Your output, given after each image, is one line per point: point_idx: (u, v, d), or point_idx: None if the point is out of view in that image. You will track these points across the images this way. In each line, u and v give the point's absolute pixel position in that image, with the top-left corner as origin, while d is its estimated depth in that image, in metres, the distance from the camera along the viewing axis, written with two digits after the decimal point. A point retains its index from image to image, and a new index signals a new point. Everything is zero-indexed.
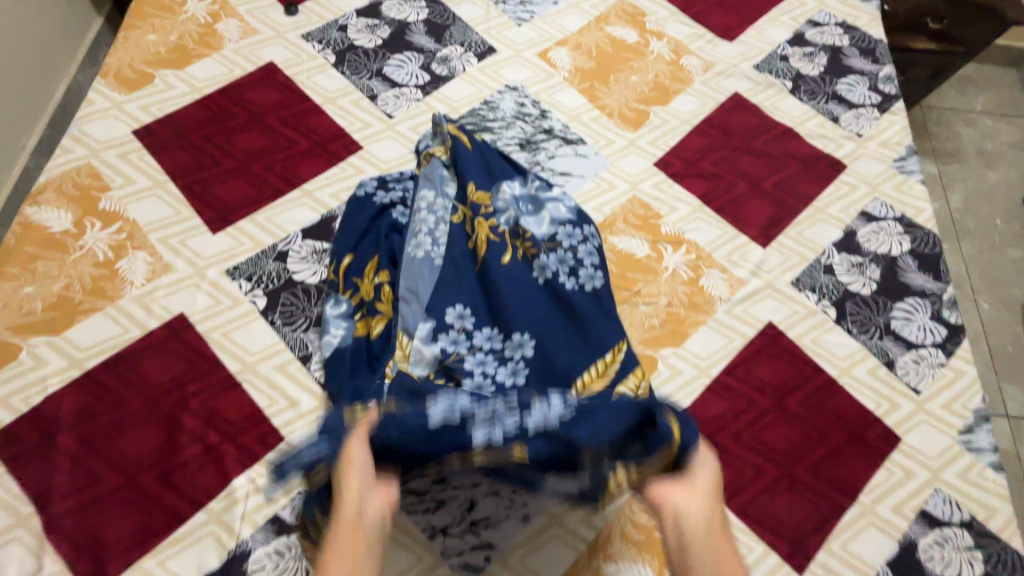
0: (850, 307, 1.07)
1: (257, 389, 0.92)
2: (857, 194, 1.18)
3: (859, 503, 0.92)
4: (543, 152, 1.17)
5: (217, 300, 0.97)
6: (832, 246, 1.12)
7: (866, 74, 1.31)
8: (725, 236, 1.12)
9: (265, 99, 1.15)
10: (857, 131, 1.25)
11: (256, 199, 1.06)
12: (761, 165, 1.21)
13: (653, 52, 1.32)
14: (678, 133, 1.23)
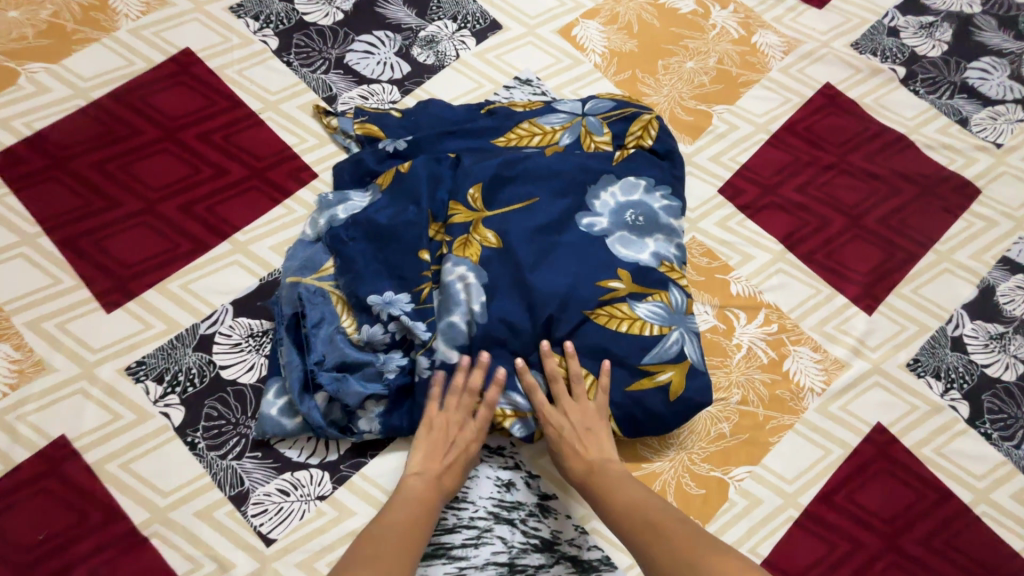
0: (988, 401, 0.78)
1: (173, 546, 0.65)
2: (995, 233, 0.87)
3: None
4: None
5: (112, 415, 0.69)
6: (961, 310, 0.82)
7: (1005, 56, 0.97)
8: (817, 297, 0.82)
9: (179, 107, 0.83)
10: (994, 139, 0.92)
11: (169, 258, 0.76)
12: (865, 190, 0.89)
13: (715, 26, 0.97)
14: (750, 145, 0.90)
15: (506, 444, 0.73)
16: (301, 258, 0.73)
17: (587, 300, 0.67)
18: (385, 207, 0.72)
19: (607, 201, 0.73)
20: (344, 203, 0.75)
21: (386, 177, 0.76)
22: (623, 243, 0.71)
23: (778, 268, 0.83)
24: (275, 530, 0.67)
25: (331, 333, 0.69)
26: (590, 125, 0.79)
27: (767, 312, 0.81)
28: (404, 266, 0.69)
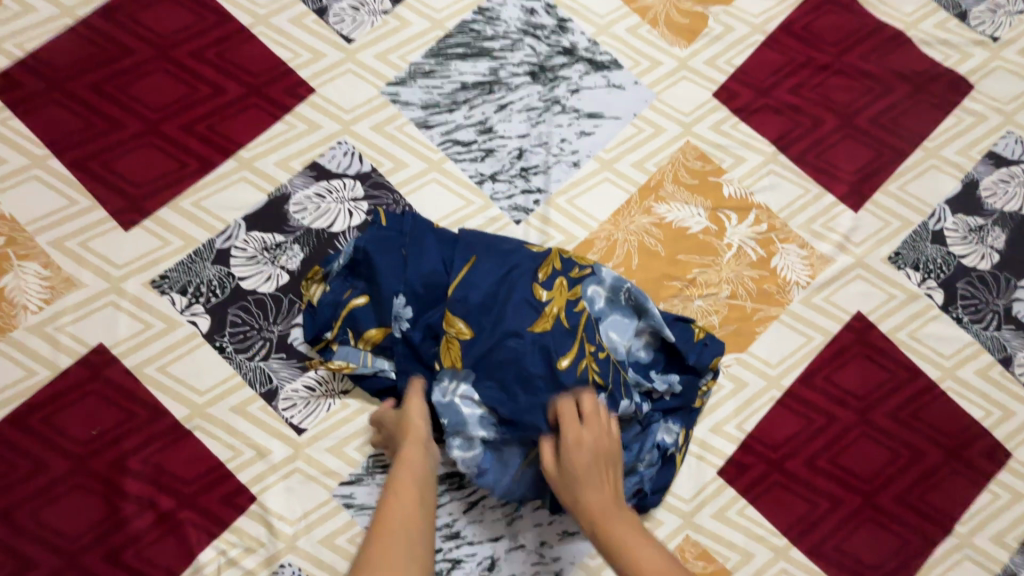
0: (962, 288, 0.83)
1: (214, 437, 0.72)
2: (982, 128, 0.89)
3: (954, 535, 0.77)
4: (563, 84, 0.86)
5: (144, 324, 0.74)
6: (944, 204, 0.86)
7: None
8: (806, 197, 0.86)
9: (168, 23, 0.81)
10: (991, 33, 0.91)
11: (177, 176, 0.78)
12: (859, 90, 0.89)
13: None
14: (746, 46, 0.90)
15: None
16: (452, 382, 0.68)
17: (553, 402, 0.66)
18: (392, 263, 0.71)
19: (599, 297, 0.72)
20: (367, 277, 0.72)
21: (460, 277, 0.68)
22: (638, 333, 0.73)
23: (770, 169, 0.86)
24: (306, 420, 0.74)
25: (335, 296, 0.73)
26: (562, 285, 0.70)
27: (757, 212, 0.84)
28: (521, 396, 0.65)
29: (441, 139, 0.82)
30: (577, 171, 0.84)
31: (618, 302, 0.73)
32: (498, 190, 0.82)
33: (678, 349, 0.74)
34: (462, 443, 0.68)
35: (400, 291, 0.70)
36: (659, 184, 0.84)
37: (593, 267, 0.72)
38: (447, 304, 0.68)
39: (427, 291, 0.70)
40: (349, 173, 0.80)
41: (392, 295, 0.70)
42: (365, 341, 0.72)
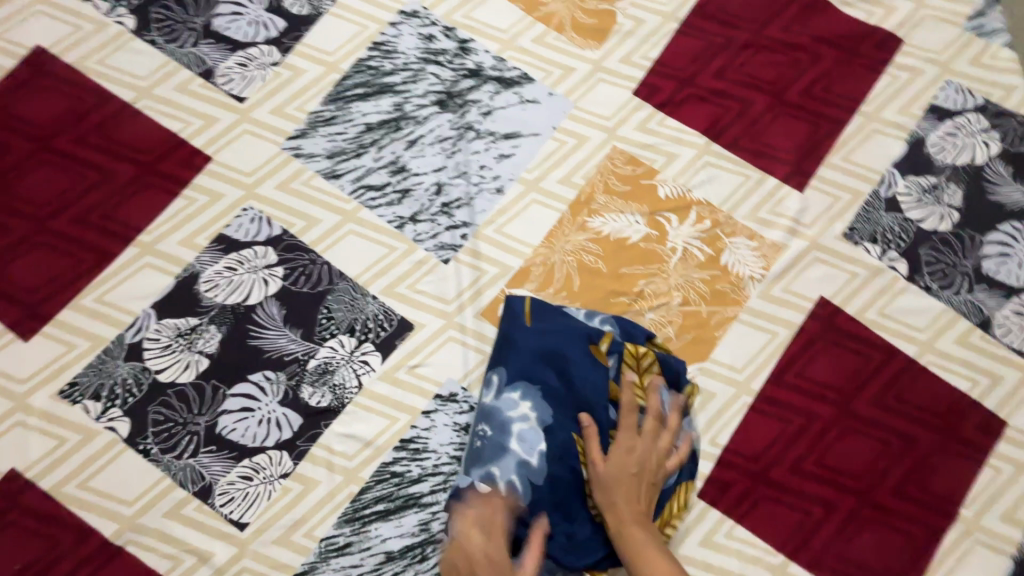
0: (926, 254, 0.79)
1: (149, 549, 0.66)
2: (920, 83, 0.84)
3: (961, 521, 0.71)
4: (474, 108, 0.81)
5: (57, 439, 0.68)
6: (893, 169, 0.81)
7: None
8: (747, 184, 0.81)
9: (47, 114, 0.77)
10: None
11: (75, 274, 0.73)
12: (786, 64, 0.85)
13: None
14: (659, 39, 0.85)
15: (458, 391, 0.72)
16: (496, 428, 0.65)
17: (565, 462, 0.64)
18: (308, 316, 0.73)
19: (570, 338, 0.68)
20: (295, 328, 0.73)
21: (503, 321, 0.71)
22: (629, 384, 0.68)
23: (705, 162, 0.81)
24: (247, 514, 0.68)
25: (296, 337, 0.72)
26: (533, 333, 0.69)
27: (698, 209, 0.79)
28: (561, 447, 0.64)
29: (352, 187, 0.77)
30: (502, 197, 0.79)
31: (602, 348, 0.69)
32: (421, 231, 0.77)
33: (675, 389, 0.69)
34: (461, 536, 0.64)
35: (336, 329, 0.73)
36: (589, 197, 0.79)
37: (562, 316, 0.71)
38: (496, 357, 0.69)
39: (498, 352, 0.69)
40: (261, 239, 0.75)
41: (338, 334, 0.73)
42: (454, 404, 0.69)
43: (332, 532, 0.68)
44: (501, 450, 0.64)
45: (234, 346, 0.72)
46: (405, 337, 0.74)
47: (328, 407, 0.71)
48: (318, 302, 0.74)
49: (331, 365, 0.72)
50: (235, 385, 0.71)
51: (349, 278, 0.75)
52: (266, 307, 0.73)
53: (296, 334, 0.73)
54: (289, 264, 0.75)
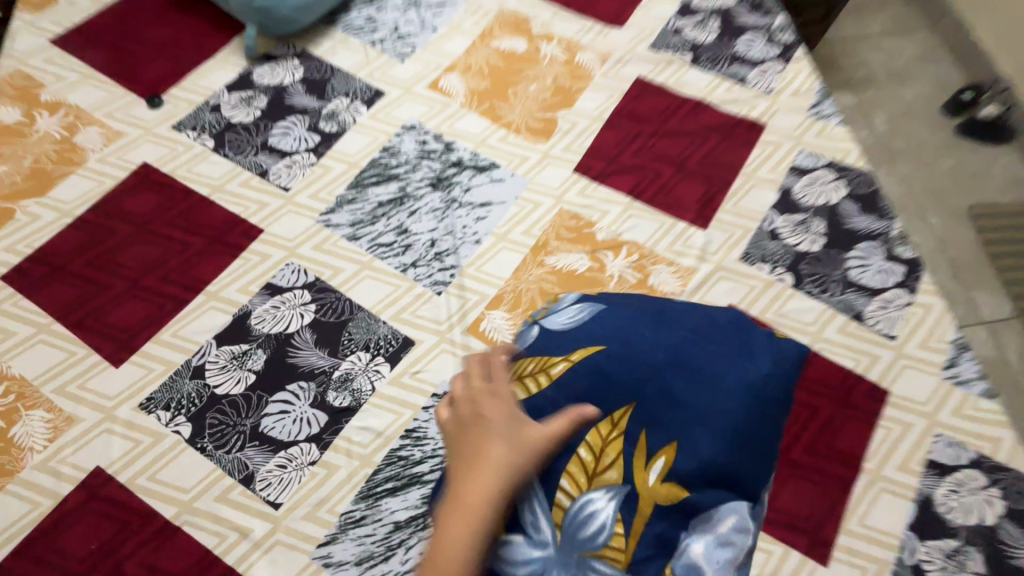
0: (805, 268, 1.03)
1: (201, 528, 0.81)
2: (782, 152, 1.15)
3: (865, 472, 0.87)
4: (458, 187, 1.11)
5: (134, 441, 0.86)
6: (771, 211, 1.09)
7: (761, 29, 1.29)
8: (663, 227, 1.08)
9: (146, 206, 1.05)
10: (767, 88, 1.22)
11: (157, 316, 0.96)
12: (683, 145, 1.16)
13: (545, 57, 1.26)
14: (589, 134, 1.18)
15: (451, 390, 0.92)
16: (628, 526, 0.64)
17: (709, 476, 0.67)
18: (333, 337, 0.95)
19: (577, 311, 0.80)
20: (323, 347, 0.94)
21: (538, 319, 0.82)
22: (715, 339, 0.74)
23: (629, 214, 1.09)
24: (281, 495, 0.84)
25: (324, 353, 0.94)
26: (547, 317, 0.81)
27: (628, 247, 1.05)
28: (694, 429, 0.68)
29: (367, 245, 1.04)
30: (479, 246, 1.05)
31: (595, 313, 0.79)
32: (419, 273, 1.02)
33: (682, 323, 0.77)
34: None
35: (354, 346, 0.95)
36: (545, 242, 1.05)
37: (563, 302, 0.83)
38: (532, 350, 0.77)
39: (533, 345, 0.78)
40: (299, 284, 1.00)
41: (356, 350, 0.94)
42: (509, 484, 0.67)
43: (350, 507, 0.83)
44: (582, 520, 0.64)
45: (276, 364, 0.93)
46: (408, 351, 0.95)
47: (348, 406, 0.90)
48: (341, 327, 0.96)
49: (351, 374, 0.92)
50: (275, 393, 0.91)
51: (363, 309, 0.98)
52: (301, 333, 0.96)
53: (323, 352, 0.94)
54: (319, 301, 0.98)
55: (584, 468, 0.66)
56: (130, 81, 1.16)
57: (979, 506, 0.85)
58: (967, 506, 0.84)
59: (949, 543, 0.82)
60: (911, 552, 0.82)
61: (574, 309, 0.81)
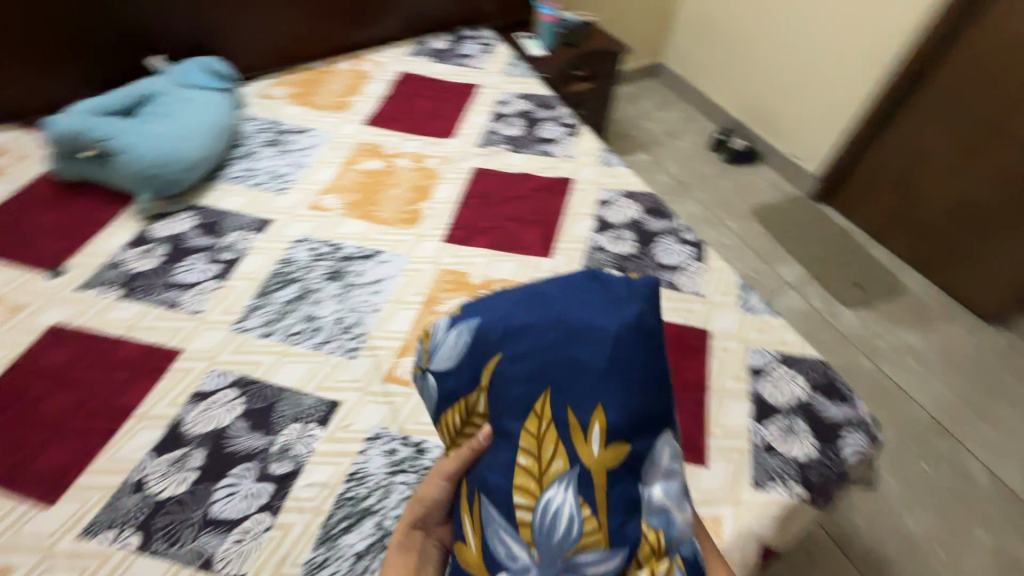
0: (628, 264, 1.37)
1: None
2: (589, 193, 1.54)
3: (712, 390, 1.14)
4: (351, 275, 1.33)
5: (81, 568, 0.88)
6: (593, 233, 1.44)
7: (552, 119, 1.78)
8: (521, 263, 1.37)
9: (61, 359, 1.14)
10: (568, 154, 1.66)
11: (88, 449, 1.01)
12: (520, 204, 1.52)
13: (400, 168, 1.60)
14: (448, 213, 1.50)
15: (381, 430, 1.07)
16: (592, 505, 0.69)
17: (630, 424, 0.73)
18: (265, 419, 1.07)
19: (457, 332, 0.86)
20: (258, 430, 1.06)
21: (429, 362, 0.88)
22: (580, 296, 0.82)
23: (494, 260, 1.38)
24: (242, 566, 0.89)
25: (260, 434, 1.05)
26: (429, 354, 0.89)
27: (498, 283, 1.32)
28: (611, 389, 0.74)
29: (282, 336, 1.20)
30: (380, 314, 1.26)
31: (467, 326, 0.85)
32: (333, 346, 1.19)
33: (554, 297, 0.83)
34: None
35: (287, 420, 1.07)
36: (433, 297, 1.30)
37: (442, 328, 0.89)
38: (446, 396, 0.85)
39: (445, 392, 0.86)
40: (225, 384, 1.12)
41: (289, 423, 1.07)
42: (470, 509, 0.75)
43: (311, 555, 0.91)
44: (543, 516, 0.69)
45: (215, 456, 1.02)
46: (336, 410, 1.09)
47: (291, 471, 1.00)
48: (271, 408, 1.09)
49: (289, 443, 1.04)
50: (219, 480, 0.99)
51: (289, 388, 1.12)
52: (235, 424, 1.06)
53: (259, 433, 1.05)
54: (247, 393, 1.11)
55: (532, 475, 0.72)
56: (25, 258, 1.29)
57: (790, 387, 1.14)
58: (782, 389, 1.14)
59: (780, 419, 1.09)
60: (761, 436, 1.07)
61: (449, 335, 0.86)
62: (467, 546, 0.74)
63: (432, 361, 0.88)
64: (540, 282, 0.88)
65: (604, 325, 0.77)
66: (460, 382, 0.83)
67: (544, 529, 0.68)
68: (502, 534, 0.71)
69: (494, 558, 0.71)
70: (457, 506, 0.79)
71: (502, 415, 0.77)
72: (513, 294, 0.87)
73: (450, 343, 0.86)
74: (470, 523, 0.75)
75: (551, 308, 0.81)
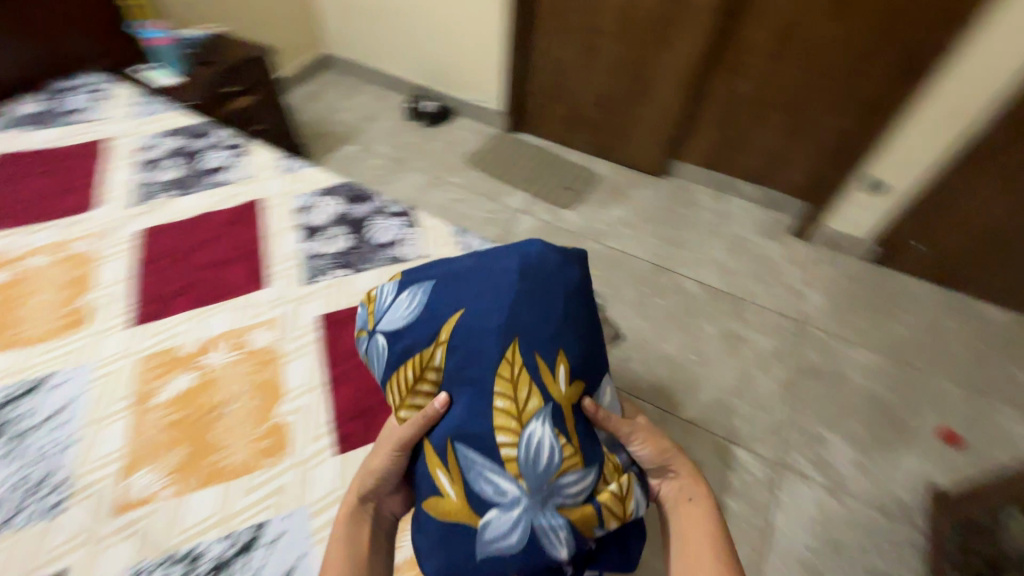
0: (348, 259, 1.34)
1: None
2: (282, 205, 1.45)
3: None
4: (20, 422, 1.05)
5: None
6: (302, 243, 1.36)
7: (212, 146, 1.60)
8: (235, 307, 1.23)
9: None
10: (244, 176, 1.52)
11: None
12: (210, 247, 1.35)
13: (37, 270, 1.29)
14: (124, 292, 1.25)
15: (137, 568, 0.90)
16: (567, 435, 0.81)
17: (585, 370, 0.88)
18: None
19: (399, 302, 0.98)
20: None
21: (386, 329, 0.96)
22: (528, 265, 0.93)
23: (202, 318, 1.21)
24: None
25: None
26: (371, 317, 1.01)
27: (217, 340, 1.18)
28: (563, 335, 0.87)
29: None
30: (79, 446, 1.02)
31: (409, 292, 0.98)
32: (28, 516, 0.94)
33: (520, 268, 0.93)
34: (508, 518, 0.77)
35: None
36: (143, 391, 1.09)
37: (381, 292, 1.03)
38: (395, 358, 0.93)
39: (404, 350, 0.93)
40: None
41: None
42: (449, 463, 0.83)
43: None
44: (532, 450, 0.79)
45: None
46: None
47: None
48: None
49: None
50: None
51: None
52: None
53: None
54: None
55: (512, 416, 0.81)
56: None
57: None
58: None
59: None
60: None
61: (412, 291, 0.97)
62: (446, 498, 0.82)
63: (393, 328, 0.95)
64: (494, 248, 0.99)
65: (487, 297, 0.90)
66: (415, 330, 0.93)
67: (531, 457, 0.78)
68: (488, 473, 0.80)
69: (481, 498, 0.79)
70: (426, 465, 0.86)
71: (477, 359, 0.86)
72: (439, 274, 0.98)
73: (406, 317, 0.95)
74: (451, 476, 0.83)
75: (525, 286, 0.90)
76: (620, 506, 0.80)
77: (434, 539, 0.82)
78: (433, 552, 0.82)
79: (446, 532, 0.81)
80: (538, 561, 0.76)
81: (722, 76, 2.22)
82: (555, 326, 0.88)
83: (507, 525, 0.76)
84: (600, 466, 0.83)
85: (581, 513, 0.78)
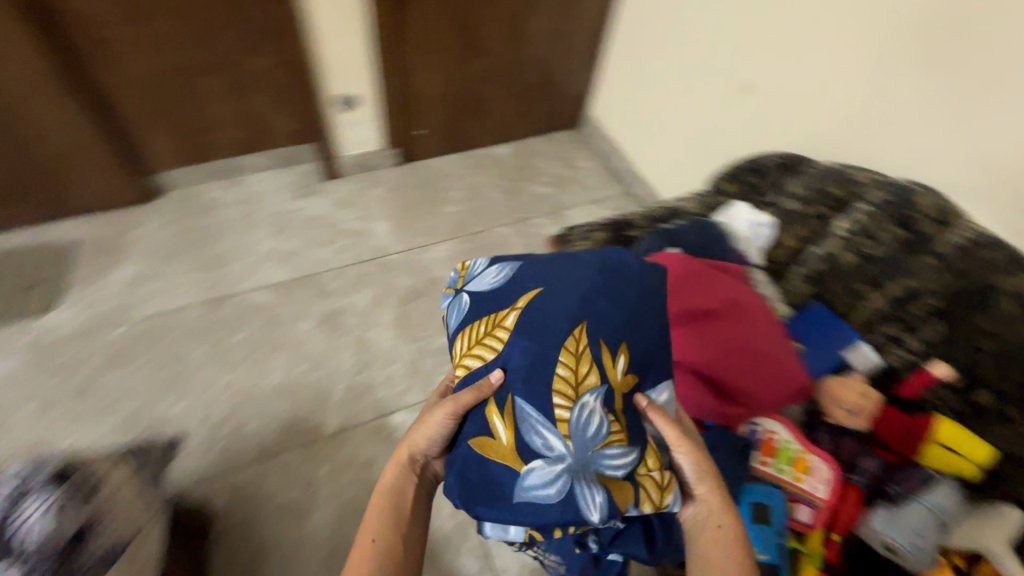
0: None
1: None
2: None
3: None
4: None
5: None
6: None
7: None
8: None
9: None
10: None
11: None
12: None
13: None
14: None
15: None
16: (617, 415, 0.88)
17: (643, 364, 0.93)
18: None
19: (481, 265, 1.04)
20: None
21: (466, 279, 1.04)
22: (609, 264, 0.96)
23: None
24: None
25: None
26: (464, 279, 1.05)
27: None
28: (631, 331, 0.92)
29: None
30: None
31: (490, 274, 1.00)
32: None
33: (613, 269, 0.96)
34: (550, 462, 0.84)
35: None
36: None
37: (471, 266, 1.05)
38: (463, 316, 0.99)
39: (470, 309, 0.98)
40: None
41: None
42: (505, 413, 0.88)
43: None
44: (597, 425, 0.85)
45: None
46: None
47: None
48: None
49: None
50: None
51: None
52: None
53: None
54: None
55: (569, 385, 0.86)
56: None
57: None
58: None
59: None
60: None
61: (501, 269, 1.00)
62: (496, 440, 0.87)
63: (475, 292, 0.99)
64: (580, 252, 0.99)
65: (628, 288, 0.94)
66: (490, 304, 0.96)
67: (581, 424, 0.84)
68: (541, 428, 0.86)
69: (530, 446, 0.86)
70: (482, 408, 0.90)
71: (523, 346, 0.89)
72: (518, 265, 1.00)
73: (485, 280, 1.00)
74: (507, 420, 0.87)
75: (610, 284, 0.93)
76: (655, 492, 0.88)
77: (457, 475, 0.88)
78: (456, 482, 0.88)
79: (479, 462, 0.87)
80: (570, 515, 0.82)
81: (96, 68, 1.73)
82: (612, 306, 0.92)
83: (536, 467, 0.84)
84: (641, 450, 0.89)
85: (618, 487, 0.84)
